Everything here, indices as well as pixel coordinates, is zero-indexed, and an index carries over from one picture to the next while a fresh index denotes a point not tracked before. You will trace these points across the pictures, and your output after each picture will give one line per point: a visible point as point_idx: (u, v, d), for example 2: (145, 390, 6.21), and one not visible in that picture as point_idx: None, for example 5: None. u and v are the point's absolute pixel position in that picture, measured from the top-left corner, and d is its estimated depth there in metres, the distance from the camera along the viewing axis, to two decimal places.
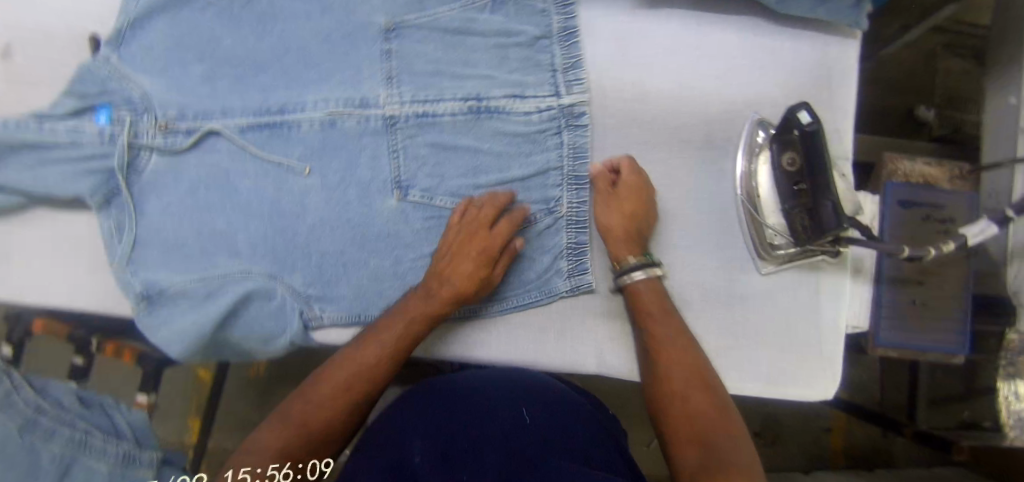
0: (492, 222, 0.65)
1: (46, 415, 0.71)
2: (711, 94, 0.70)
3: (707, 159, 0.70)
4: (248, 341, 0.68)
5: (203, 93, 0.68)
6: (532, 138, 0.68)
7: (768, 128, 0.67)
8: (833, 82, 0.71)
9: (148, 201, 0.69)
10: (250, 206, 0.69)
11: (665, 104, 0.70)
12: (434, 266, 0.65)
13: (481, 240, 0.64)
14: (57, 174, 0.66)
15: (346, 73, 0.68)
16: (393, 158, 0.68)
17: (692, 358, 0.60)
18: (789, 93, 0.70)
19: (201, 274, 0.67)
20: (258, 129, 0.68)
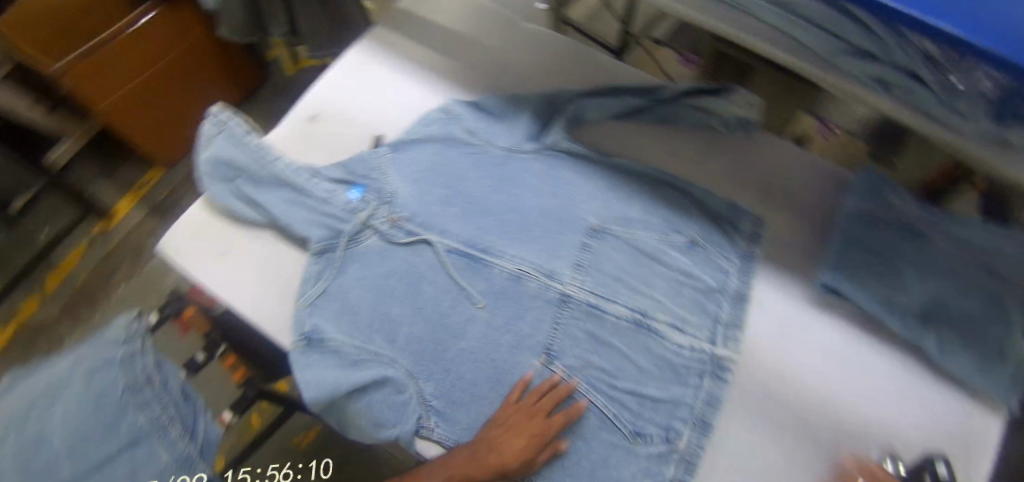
0: (547, 413, 0.72)
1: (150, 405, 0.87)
2: (850, 403, 0.75)
3: (829, 464, 0.72)
4: (360, 422, 0.73)
5: (436, 212, 0.84)
6: (677, 368, 0.76)
7: (898, 464, 0.70)
8: (974, 447, 0.72)
9: (350, 267, 0.81)
10: (423, 308, 0.78)
11: (805, 393, 0.76)
12: (499, 411, 0.72)
13: (530, 425, 0.70)
14: (303, 218, 0.82)
15: (548, 246, 0.82)
16: (555, 328, 0.77)
17: None
18: (926, 442, 0.72)
19: (358, 342, 0.76)
20: (462, 256, 0.81)
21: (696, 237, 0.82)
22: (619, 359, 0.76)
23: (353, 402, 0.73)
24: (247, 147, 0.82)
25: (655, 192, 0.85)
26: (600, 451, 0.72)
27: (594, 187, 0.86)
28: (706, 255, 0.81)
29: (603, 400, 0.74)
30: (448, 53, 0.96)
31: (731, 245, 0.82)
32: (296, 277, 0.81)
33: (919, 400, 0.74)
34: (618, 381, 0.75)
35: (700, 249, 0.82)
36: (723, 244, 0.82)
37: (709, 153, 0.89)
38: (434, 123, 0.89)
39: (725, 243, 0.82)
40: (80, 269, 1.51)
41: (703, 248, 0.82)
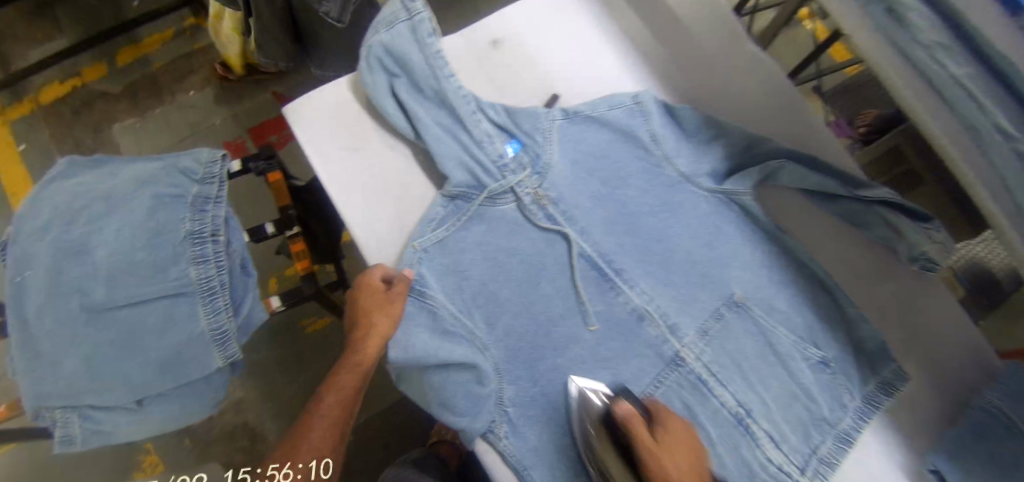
0: (386, 286, 0.68)
1: (205, 258, 0.79)
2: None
3: None
4: (430, 395, 0.67)
5: (583, 206, 0.76)
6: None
7: None
8: None
9: (477, 225, 0.73)
10: (534, 305, 0.71)
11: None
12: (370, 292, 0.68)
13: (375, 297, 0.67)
14: (450, 150, 0.73)
15: (683, 296, 0.74)
16: (655, 385, 0.71)
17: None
18: None
19: (456, 311, 0.69)
20: (592, 267, 0.74)
21: (829, 357, 0.75)
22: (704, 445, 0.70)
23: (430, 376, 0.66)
24: (422, 48, 0.72)
25: (809, 291, 0.77)
26: None
27: (752, 256, 0.77)
28: (833, 380, 0.74)
29: None
30: (656, 40, 0.86)
31: (860, 381, 0.74)
32: (418, 212, 0.73)
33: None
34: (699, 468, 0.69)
35: (830, 371, 0.74)
36: (854, 376, 0.74)
37: (879, 275, 0.80)
38: (619, 108, 0.78)
39: (858, 377, 0.74)
40: (151, 59, 1.47)
41: (832, 371, 0.74)
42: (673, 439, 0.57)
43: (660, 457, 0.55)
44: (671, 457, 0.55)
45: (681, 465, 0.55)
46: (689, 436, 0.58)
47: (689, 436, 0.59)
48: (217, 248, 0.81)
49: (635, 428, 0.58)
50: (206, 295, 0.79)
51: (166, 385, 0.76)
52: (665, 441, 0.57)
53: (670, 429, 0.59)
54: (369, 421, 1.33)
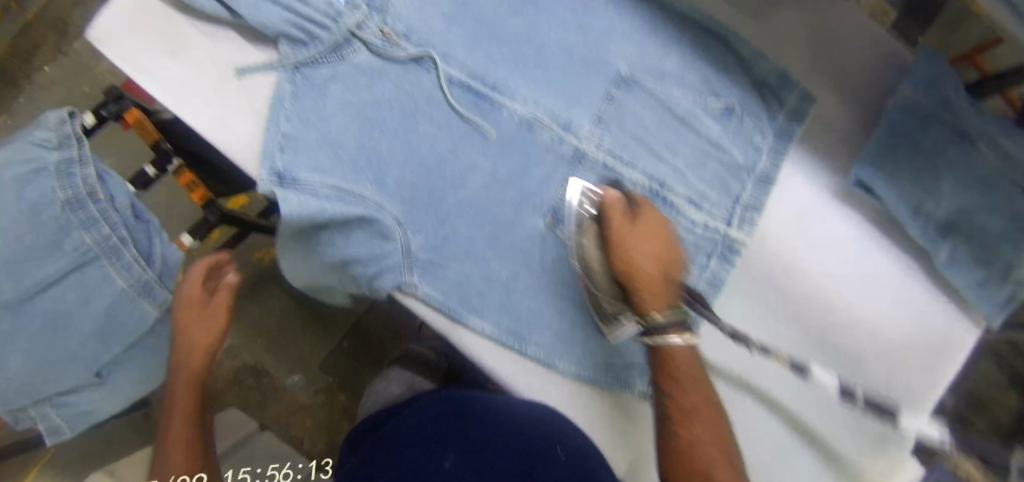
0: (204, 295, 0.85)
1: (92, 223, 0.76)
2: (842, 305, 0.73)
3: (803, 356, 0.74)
4: (333, 254, 0.67)
5: (437, 30, 0.69)
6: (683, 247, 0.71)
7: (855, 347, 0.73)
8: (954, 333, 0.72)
9: (332, 87, 0.67)
10: (417, 149, 0.67)
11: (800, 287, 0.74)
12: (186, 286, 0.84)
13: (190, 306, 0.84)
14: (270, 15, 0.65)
15: (568, 89, 0.70)
16: (562, 188, 0.69)
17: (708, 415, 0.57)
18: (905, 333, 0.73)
19: (337, 182, 0.65)
20: (466, 91, 0.69)
21: (733, 104, 0.71)
22: None
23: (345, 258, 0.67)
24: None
25: (698, 42, 0.72)
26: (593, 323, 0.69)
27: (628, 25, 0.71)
28: (741, 126, 0.72)
29: None
30: None
31: (768, 117, 0.72)
32: (267, 93, 0.68)
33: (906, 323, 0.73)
34: None
35: (735, 118, 0.72)
36: (760, 115, 0.72)
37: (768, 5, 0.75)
38: None
39: (763, 115, 0.72)
40: None
41: (738, 116, 0.71)
42: (687, 369, 0.58)
43: (680, 381, 0.57)
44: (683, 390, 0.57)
45: (692, 391, 0.57)
46: (662, 232, 0.59)
47: (666, 258, 0.58)
48: (103, 207, 0.77)
49: (659, 377, 0.58)
50: (111, 254, 0.77)
51: (114, 346, 0.79)
52: (640, 229, 0.59)
53: (680, 381, 0.57)
54: (361, 326, 1.32)
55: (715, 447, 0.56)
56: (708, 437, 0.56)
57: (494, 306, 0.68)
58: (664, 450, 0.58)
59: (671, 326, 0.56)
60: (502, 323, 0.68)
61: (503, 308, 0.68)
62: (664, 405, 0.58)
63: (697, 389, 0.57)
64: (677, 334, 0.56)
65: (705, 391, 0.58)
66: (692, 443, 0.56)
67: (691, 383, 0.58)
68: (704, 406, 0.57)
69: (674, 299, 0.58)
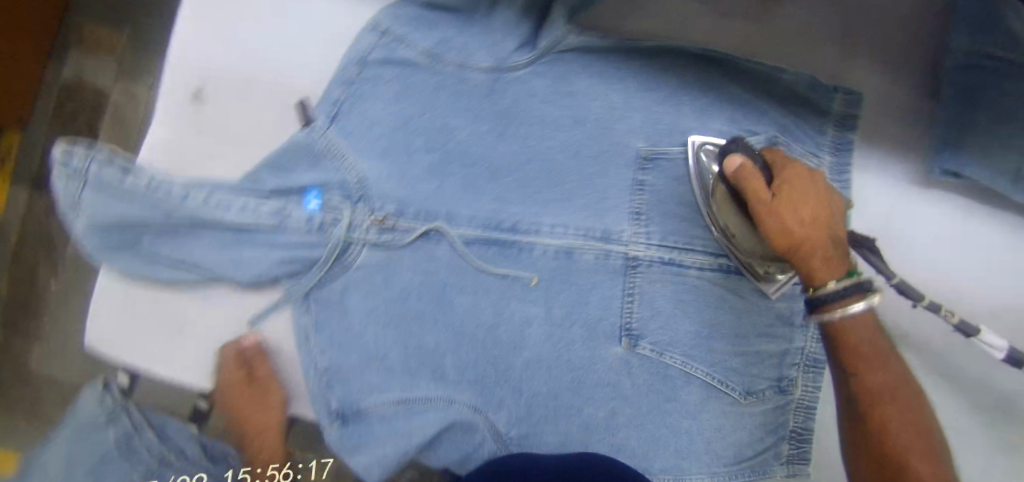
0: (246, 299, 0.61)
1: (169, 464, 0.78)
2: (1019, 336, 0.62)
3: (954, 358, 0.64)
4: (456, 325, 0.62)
5: (428, 191, 0.61)
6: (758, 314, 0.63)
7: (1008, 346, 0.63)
8: None
9: (351, 301, 0.62)
10: (464, 328, 0.62)
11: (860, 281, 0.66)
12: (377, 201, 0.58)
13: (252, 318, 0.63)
14: (263, 260, 0.60)
15: (592, 199, 0.62)
16: (628, 302, 0.62)
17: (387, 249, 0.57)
18: None
19: (399, 395, 0.61)
20: (487, 245, 0.61)
21: (775, 136, 0.62)
22: (706, 327, 0.62)
23: (413, 420, 0.61)
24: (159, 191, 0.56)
25: (704, 85, 0.62)
26: (711, 424, 0.63)
27: (626, 93, 0.62)
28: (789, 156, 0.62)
29: (703, 369, 0.62)
30: None
31: (815, 132, 0.63)
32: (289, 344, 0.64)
33: (1002, 291, 0.62)
34: (712, 344, 0.62)
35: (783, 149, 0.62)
36: (809, 136, 0.63)
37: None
38: (367, 54, 0.61)
39: (811, 134, 0.63)
40: None
41: (786, 147, 0.62)
42: (867, 342, 0.50)
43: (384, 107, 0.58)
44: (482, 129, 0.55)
45: (810, 216, 0.50)
46: (820, 195, 0.51)
47: (812, 174, 0.53)
48: None
49: (753, 191, 0.52)
50: None
51: None
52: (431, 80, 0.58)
53: (786, 170, 0.53)
54: None
55: (888, 373, 0.50)
56: (809, 223, 0.50)
57: (604, 451, 0.63)
58: (862, 408, 0.50)
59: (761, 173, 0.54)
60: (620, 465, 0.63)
61: (615, 449, 0.63)
62: (835, 355, 0.51)
63: (835, 243, 0.49)
64: (858, 301, 0.48)
65: (832, 220, 0.51)
66: (887, 419, 0.49)
67: (877, 356, 0.50)
68: (812, 203, 0.51)
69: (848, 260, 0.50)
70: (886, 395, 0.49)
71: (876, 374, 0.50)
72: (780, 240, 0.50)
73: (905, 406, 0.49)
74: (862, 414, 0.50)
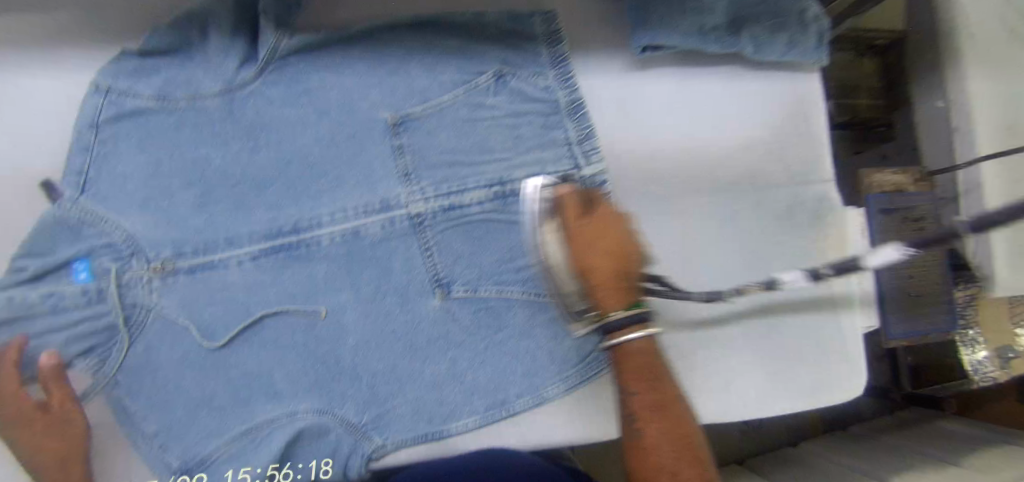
0: (9, 366, 0.59)
1: None
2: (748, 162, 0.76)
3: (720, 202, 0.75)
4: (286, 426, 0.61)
5: (200, 224, 0.62)
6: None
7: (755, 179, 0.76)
8: (805, 98, 0.78)
9: (158, 354, 0.61)
10: (282, 339, 0.62)
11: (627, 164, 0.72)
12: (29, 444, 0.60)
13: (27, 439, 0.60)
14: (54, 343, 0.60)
15: (360, 175, 0.65)
16: (428, 257, 0.65)
17: (45, 436, 0.60)
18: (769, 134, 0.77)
19: (241, 426, 0.60)
20: (274, 253, 0.62)
21: (499, 68, 0.69)
22: (507, 250, 0.66)
23: (258, 448, 0.60)
24: None
25: (422, 48, 0.68)
26: (547, 336, 0.66)
27: (355, 75, 0.67)
28: (517, 82, 0.69)
29: (518, 289, 0.66)
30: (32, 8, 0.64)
31: (532, 56, 0.70)
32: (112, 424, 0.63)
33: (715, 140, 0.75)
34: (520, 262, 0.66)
35: (510, 78, 0.69)
36: (527, 60, 0.70)
37: None
38: (97, 118, 0.62)
39: (529, 58, 0.70)
40: None
41: (512, 74, 0.69)
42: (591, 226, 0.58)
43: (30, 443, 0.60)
44: (590, 240, 0.57)
45: (612, 245, 0.57)
46: (619, 228, 0.57)
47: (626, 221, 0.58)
48: None
49: (562, 216, 0.60)
50: None
51: None
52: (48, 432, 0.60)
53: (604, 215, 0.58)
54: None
55: (654, 394, 0.59)
56: (607, 254, 0.56)
57: (459, 399, 0.64)
58: (635, 457, 0.58)
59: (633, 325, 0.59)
60: (479, 406, 0.64)
61: (472, 393, 0.64)
62: (631, 404, 0.59)
63: (622, 280, 0.57)
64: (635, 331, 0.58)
65: (627, 250, 0.57)
66: (651, 437, 0.58)
67: (658, 408, 0.58)
68: (612, 258, 0.57)
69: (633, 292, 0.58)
70: (654, 454, 0.57)
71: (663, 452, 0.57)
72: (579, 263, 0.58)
73: (677, 437, 0.57)
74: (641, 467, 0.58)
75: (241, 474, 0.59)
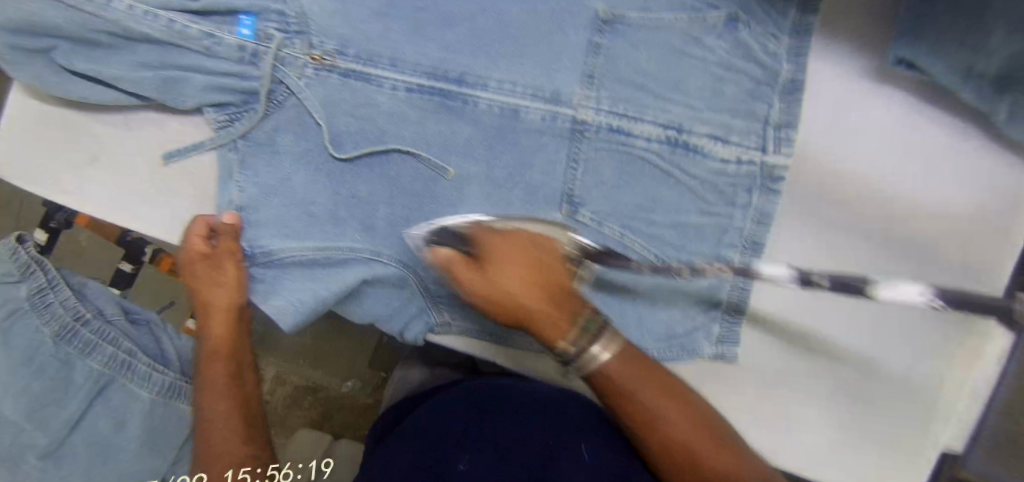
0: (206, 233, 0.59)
1: (87, 326, 0.69)
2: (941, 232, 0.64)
3: (889, 257, 0.65)
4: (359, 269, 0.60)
5: (374, 31, 0.58)
6: (677, 213, 0.63)
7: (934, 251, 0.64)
8: None
9: (283, 136, 0.59)
10: (401, 180, 0.60)
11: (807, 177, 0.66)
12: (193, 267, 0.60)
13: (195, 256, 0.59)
14: (196, 86, 0.58)
15: (545, 58, 0.60)
16: (571, 169, 0.60)
17: (207, 276, 0.59)
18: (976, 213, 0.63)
19: (318, 240, 0.58)
20: (428, 93, 0.58)
21: (736, 12, 0.61)
22: (648, 201, 0.62)
23: (321, 278, 0.59)
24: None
25: None
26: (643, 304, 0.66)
27: None
28: (744, 37, 0.61)
29: (642, 243, 0.62)
30: None
31: (775, 16, 0.62)
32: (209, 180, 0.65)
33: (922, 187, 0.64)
34: (657, 222, 0.63)
35: (742, 27, 0.61)
36: (766, 19, 0.62)
37: None
38: None
39: (769, 15, 0.62)
40: None
41: (744, 26, 0.61)
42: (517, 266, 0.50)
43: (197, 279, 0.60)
44: (503, 277, 0.50)
45: (521, 274, 0.50)
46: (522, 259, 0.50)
47: (535, 239, 0.52)
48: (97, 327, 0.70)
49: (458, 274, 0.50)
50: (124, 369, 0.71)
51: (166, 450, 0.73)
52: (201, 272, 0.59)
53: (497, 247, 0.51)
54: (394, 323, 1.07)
55: (683, 402, 0.52)
56: (533, 289, 0.50)
57: None
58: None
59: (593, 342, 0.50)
60: None
61: None
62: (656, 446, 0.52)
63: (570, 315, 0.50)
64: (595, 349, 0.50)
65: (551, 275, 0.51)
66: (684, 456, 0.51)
67: (680, 441, 0.51)
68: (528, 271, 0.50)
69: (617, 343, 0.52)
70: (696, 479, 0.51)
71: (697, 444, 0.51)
72: (506, 310, 0.50)
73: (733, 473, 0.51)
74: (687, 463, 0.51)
75: (300, 282, 0.59)
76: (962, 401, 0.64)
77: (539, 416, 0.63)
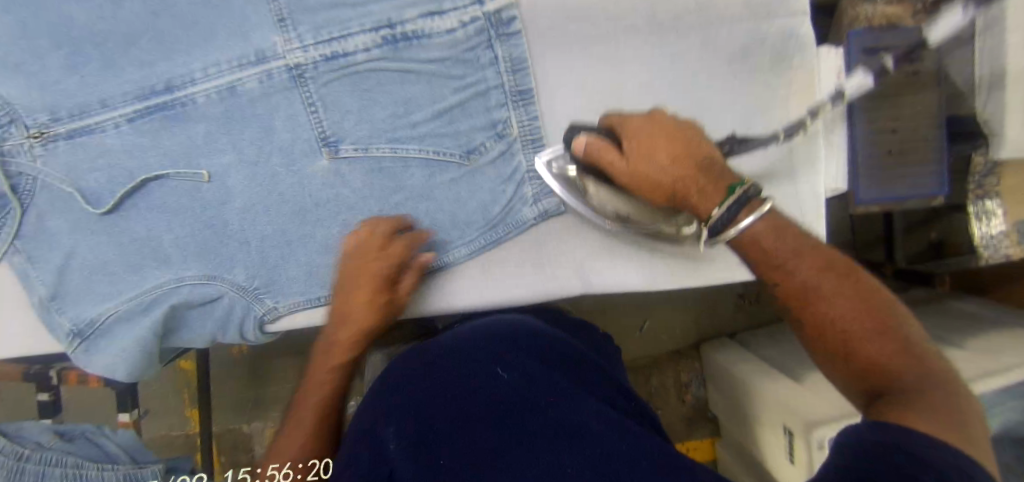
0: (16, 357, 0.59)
1: (30, 460, 0.66)
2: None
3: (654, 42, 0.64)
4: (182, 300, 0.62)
5: (72, 87, 0.55)
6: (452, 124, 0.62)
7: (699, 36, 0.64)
8: None
9: (51, 222, 0.59)
10: (174, 205, 0.60)
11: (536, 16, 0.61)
12: None
13: None
14: None
15: (233, 26, 0.57)
16: (312, 113, 0.59)
17: None
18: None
19: (131, 293, 0.60)
20: (150, 115, 0.58)
21: None
22: (399, 104, 0.60)
23: (138, 322, 0.61)
24: None
25: None
26: (448, 196, 0.64)
27: None
28: None
29: (415, 147, 0.62)
30: None
31: None
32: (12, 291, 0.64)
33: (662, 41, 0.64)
34: (413, 114, 0.61)
35: None
36: None
37: None
38: None
39: None
40: None
41: None
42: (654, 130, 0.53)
43: None
44: (652, 156, 0.52)
45: (668, 156, 0.52)
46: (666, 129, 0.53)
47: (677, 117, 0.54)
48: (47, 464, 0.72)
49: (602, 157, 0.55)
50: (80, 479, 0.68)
51: None
52: None
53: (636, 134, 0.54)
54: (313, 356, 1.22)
55: (836, 274, 0.47)
56: (669, 163, 0.52)
57: None
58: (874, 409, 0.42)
59: (740, 206, 0.48)
60: None
61: None
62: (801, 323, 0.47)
63: (705, 169, 0.51)
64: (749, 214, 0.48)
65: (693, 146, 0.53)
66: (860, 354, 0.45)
67: (852, 321, 0.45)
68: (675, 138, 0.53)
69: (731, 177, 0.51)
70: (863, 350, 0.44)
71: (878, 345, 0.44)
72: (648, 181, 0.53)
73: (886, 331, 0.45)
74: (863, 368, 0.44)
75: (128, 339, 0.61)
76: (908, 174, 0.66)
77: (454, 356, 0.59)
